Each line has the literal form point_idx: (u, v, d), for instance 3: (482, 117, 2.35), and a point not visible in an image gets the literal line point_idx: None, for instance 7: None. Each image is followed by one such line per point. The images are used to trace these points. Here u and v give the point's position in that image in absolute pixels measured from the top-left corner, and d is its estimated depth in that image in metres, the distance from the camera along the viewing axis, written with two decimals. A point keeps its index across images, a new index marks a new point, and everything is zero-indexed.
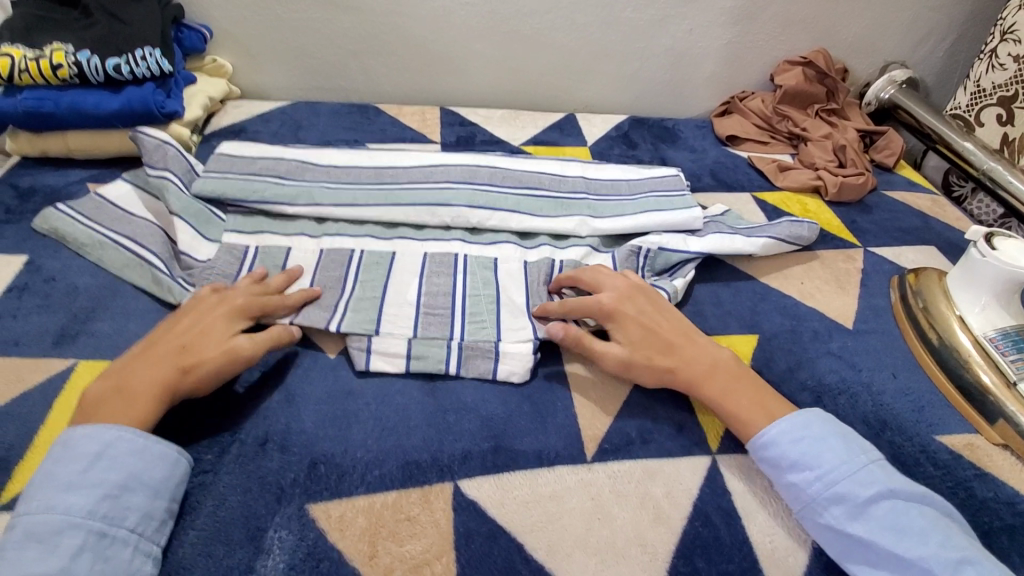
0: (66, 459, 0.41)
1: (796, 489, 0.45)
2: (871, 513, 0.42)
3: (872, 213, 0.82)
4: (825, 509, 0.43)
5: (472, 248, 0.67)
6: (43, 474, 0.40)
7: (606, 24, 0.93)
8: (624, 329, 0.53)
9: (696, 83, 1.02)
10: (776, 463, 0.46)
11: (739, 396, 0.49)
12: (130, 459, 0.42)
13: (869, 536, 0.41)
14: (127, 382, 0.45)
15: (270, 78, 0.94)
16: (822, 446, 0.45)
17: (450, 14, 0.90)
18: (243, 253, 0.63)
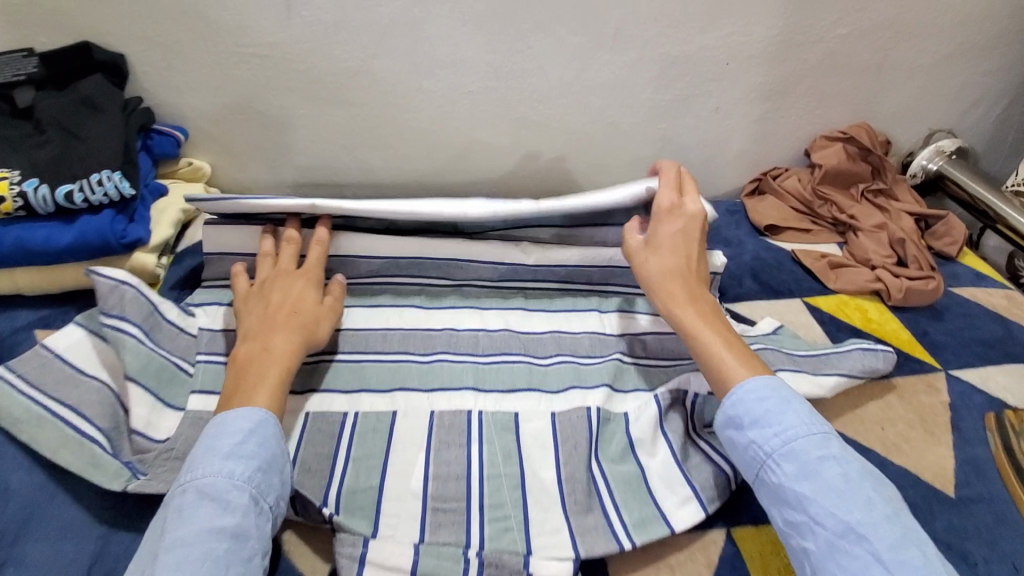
0: (221, 428, 0.45)
1: (750, 448, 0.46)
2: (817, 476, 0.42)
3: (944, 319, 0.71)
4: (774, 469, 0.44)
5: (489, 399, 0.57)
6: (201, 450, 0.44)
7: (624, 106, 0.84)
8: (672, 264, 0.57)
9: (723, 162, 0.93)
10: (733, 418, 0.48)
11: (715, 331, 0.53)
12: (274, 442, 0.46)
13: (810, 494, 0.42)
14: (251, 360, 0.52)
15: (254, 176, 0.85)
16: (785, 409, 0.46)
17: (451, 104, 0.81)
18: (211, 423, 0.54)
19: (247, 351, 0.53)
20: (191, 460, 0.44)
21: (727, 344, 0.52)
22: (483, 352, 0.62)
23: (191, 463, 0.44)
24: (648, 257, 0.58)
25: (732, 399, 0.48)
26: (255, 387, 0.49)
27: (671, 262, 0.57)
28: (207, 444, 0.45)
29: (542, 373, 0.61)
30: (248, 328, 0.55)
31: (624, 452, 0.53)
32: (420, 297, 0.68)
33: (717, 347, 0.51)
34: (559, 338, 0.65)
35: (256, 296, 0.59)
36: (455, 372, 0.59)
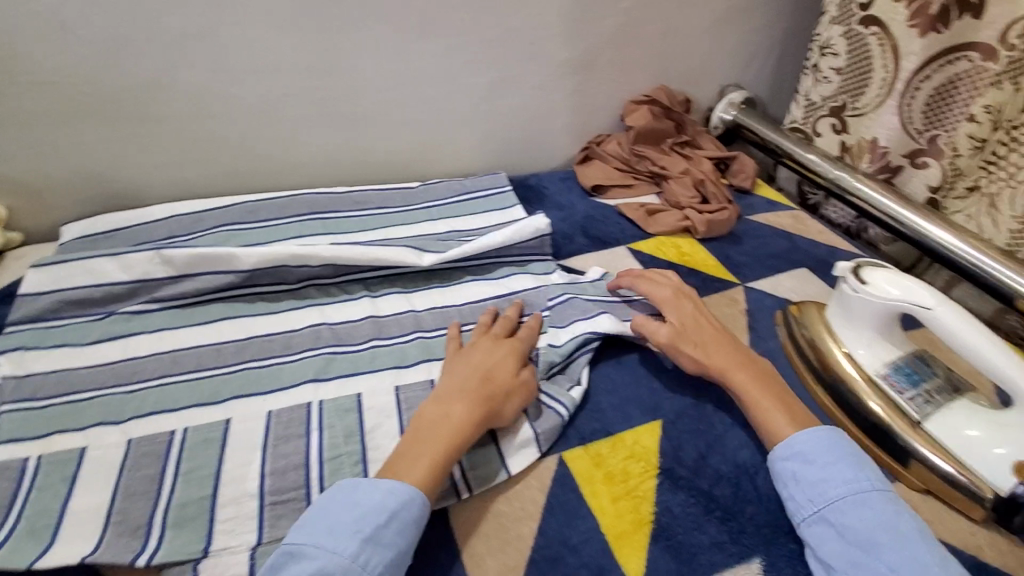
0: (350, 492, 0.44)
1: (808, 487, 0.46)
2: (889, 526, 0.42)
3: (743, 243, 0.81)
4: (840, 512, 0.44)
5: (330, 388, 0.56)
6: (341, 501, 0.43)
7: (446, 93, 0.87)
8: (700, 332, 0.57)
9: (551, 136, 0.99)
10: (801, 461, 0.47)
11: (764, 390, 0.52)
12: (414, 529, 0.43)
13: (874, 538, 0.42)
14: (415, 427, 0.48)
15: (60, 212, 0.78)
16: (857, 463, 0.46)
17: (267, 109, 0.80)
18: (15, 473, 0.49)
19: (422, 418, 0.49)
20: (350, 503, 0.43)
21: (777, 403, 0.51)
22: (322, 344, 0.61)
23: (312, 521, 0.42)
24: (668, 335, 0.57)
25: (784, 447, 0.48)
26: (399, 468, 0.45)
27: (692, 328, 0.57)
28: (347, 495, 0.44)
29: (384, 351, 0.61)
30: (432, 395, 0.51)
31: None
32: (253, 305, 0.66)
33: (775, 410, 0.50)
34: (406, 317, 0.66)
35: (453, 361, 0.54)
36: (295, 368, 0.58)
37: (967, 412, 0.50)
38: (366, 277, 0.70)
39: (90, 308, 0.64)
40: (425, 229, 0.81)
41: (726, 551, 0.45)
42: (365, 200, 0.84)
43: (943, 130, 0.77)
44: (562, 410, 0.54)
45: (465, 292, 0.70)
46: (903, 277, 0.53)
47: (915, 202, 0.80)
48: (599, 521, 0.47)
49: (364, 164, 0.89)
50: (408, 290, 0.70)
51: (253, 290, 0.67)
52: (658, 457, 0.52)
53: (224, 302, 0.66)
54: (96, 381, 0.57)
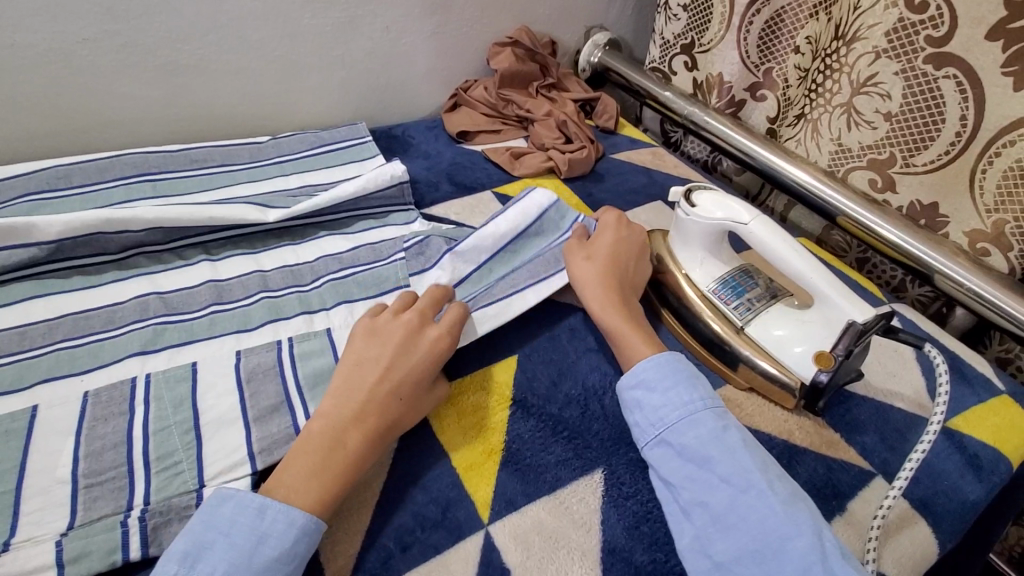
0: (310, 536, 0.39)
1: (648, 415, 0.48)
2: (718, 443, 0.45)
3: (605, 180, 0.83)
4: (674, 433, 0.46)
5: (158, 359, 0.52)
6: (288, 529, 0.39)
7: (290, 35, 0.80)
8: (608, 269, 0.58)
9: (415, 82, 0.95)
10: (643, 390, 0.49)
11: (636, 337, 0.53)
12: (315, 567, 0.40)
13: (703, 451, 0.45)
14: (349, 458, 0.43)
15: None
16: (691, 385, 0.49)
17: (69, 56, 0.69)
18: None
19: (361, 451, 0.44)
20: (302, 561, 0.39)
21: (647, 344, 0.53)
22: (154, 315, 0.56)
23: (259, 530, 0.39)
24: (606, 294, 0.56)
25: (631, 376, 0.50)
26: (308, 490, 0.41)
27: (605, 263, 0.58)
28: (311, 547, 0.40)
29: (225, 317, 0.57)
30: (384, 424, 0.45)
31: (324, 359, 0.54)
32: (70, 280, 0.59)
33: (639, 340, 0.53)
34: (249, 278, 0.62)
35: (419, 393, 0.48)
36: (118, 344, 0.53)
37: (782, 313, 0.55)
38: (203, 240, 0.64)
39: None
40: (275, 185, 0.75)
41: (570, 467, 0.48)
42: (203, 157, 0.76)
43: (776, 62, 0.83)
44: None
45: (317, 247, 0.67)
46: (726, 198, 0.57)
47: (756, 133, 0.86)
48: (452, 456, 0.47)
49: (203, 118, 0.81)
50: (256, 250, 0.65)
51: (67, 264, 0.60)
52: (511, 390, 0.53)
53: (32, 279, 0.58)
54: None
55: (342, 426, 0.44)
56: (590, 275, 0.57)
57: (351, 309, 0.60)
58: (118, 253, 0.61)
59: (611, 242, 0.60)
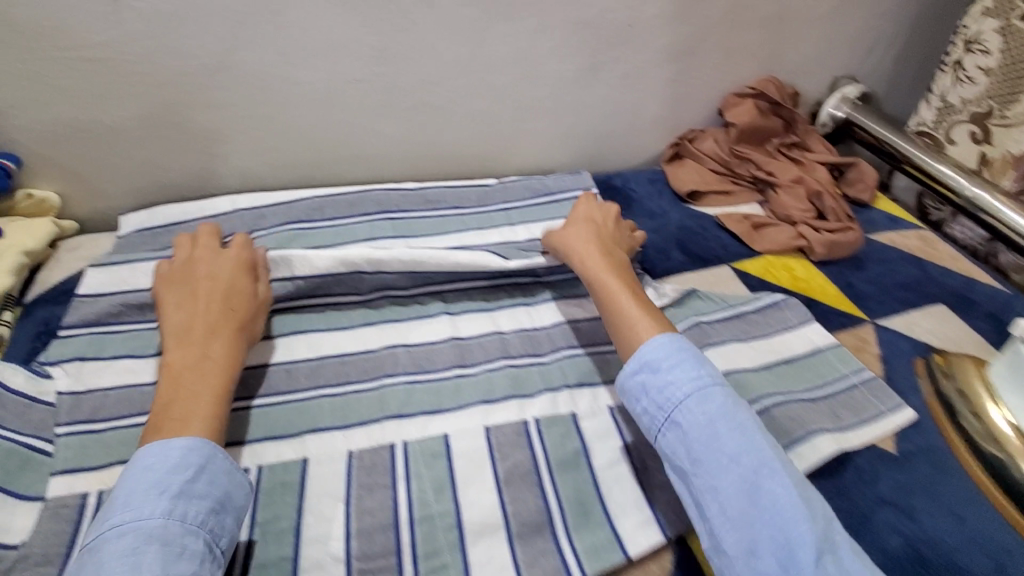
0: (195, 452, 0.42)
1: (657, 388, 0.47)
2: (728, 415, 0.45)
3: (866, 268, 0.72)
4: (686, 410, 0.46)
5: (413, 426, 0.51)
6: (189, 455, 0.41)
7: (533, 80, 0.77)
8: (590, 233, 0.63)
9: (637, 130, 0.88)
10: (648, 360, 0.49)
11: (630, 313, 0.53)
12: (227, 479, 0.42)
13: (714, 430, 0.44)
14: (227, 369, 0.49)
15: (113, 202, 0.72)
16: (718, 439, 0.44)
17: (336, 92, 0.70)
18: (81, 513, 0.45)
19: (206, 376, 0.48)
20: (214, 489, 0.41)
21: (639, 310, 0.53)
22: (402, 373, 0.55)
23: (152, 465, 0.41)
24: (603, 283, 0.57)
25: (635, 361, 0.49)
26: (207, 407, 0.46)
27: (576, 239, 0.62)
28: (230, 472, 0.42)
29: (469, 384, 0.55)
30: (230, 355, 0.50)
31: (575, 456, 0.50)
32: (328, 319, 0.60)
33: (621, 294, 0.55)
34: (488, 340, 0.59)
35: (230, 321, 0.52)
36: (373, 401, 0.53)
37: None
38: (442, 291, 0.64)
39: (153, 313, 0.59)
40: (506, 233, 0.73)
41: None
42: (437, 197, 0.76)
43: None
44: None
45: (550, 310, 0.64)
46: None
47: None
48: None
49: (435, 155, 0.80)
50: (490, 307, 0.63)
51: (321, 304, 0.61)
52: None
53: (292, 313, 0.60)
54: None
55: (198, 341, 0.50)
56: (575, 246, 0.61)
57: (596, 393, 0.55)
58: (364, 292, 0.62)
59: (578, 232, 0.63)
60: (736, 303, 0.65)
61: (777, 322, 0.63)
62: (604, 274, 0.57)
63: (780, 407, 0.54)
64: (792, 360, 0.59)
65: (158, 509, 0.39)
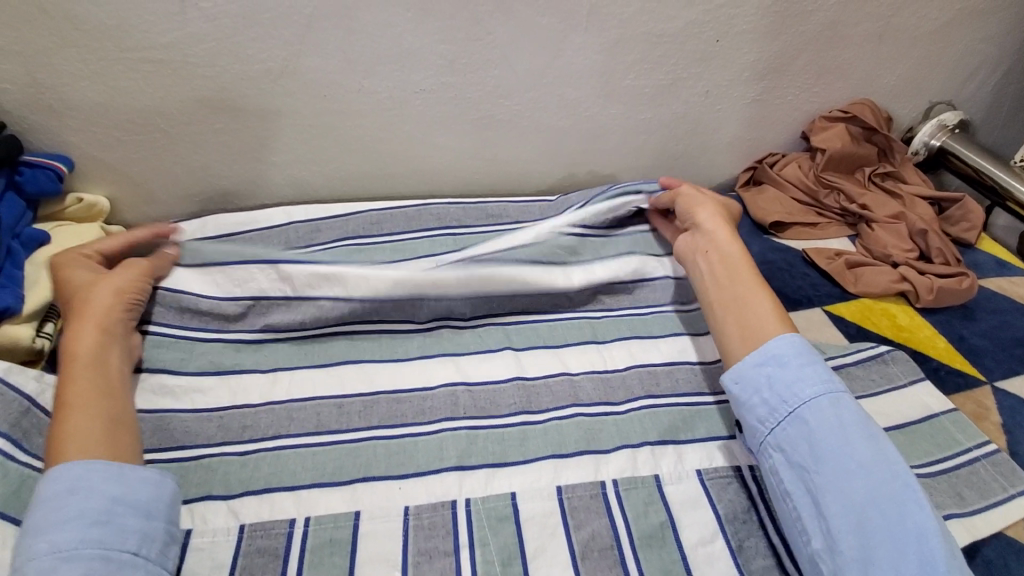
0: (72, 470, 0.39)
1: (785, 383, 0.46)
2: (860, 421, 0.43)
3: (978, 319, 0.63)
4: (812, 407, 0.44)
5: (476, 480, 0.46)
6: (60, 480, 0.39)
7: (606, 96, 0.72)
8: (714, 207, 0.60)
9: (713, 151, 0.81)
10: (779, 356, 0.47)
11: (755, 307, 0.51)
12: (111, 481, 0.40)
13: (842, 430, 0.43)
14: (85, 371, 0.45)
15: (165, 209, 0.69)
16: (845, 436, 0.43)
17: (397, 104, 0.66)
18: None
19: (64, 388, 0.43)
20: (96, 498, 0.39)
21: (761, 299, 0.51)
22: (462, 417, 0.50)
23: (46, 497, 0.38)
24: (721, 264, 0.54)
25: (758, 353, 0.48)
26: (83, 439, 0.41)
27: (697, 207, 0.59)
28: (118, 477, 0.40)
29: (536, 433, 0.49)
30: (87, 352, 0.46)
31: (661, 530, 0.44)
32: (382, 347, 0.55)
33: (752, 286, 0.52)
34: (556, 383, 0.54)
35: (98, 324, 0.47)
36: (430, 448, 0.47)
37: None
38: (503, 324, 0.59)
39: (193, 324, 0.54)
40: None
41: None
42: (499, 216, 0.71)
43: None
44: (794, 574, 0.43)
45: (622, 350, 0.57)
46: None
47: None
48: None
49: (496, 173, 0.75)
50: (556, 345, 0.58)
51: (376, 332, 0.57)
52: None
53: (344, 341, 0.56)
54: (200, 434, 0.48)
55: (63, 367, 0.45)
56: (697, 213, 0.59)
57: (679, 454, 0.49)
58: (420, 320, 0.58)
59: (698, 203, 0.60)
60: (836, 352, 0.57)
61: (884, 376, 0.55)
62: (732, 247, 0.55)
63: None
64: (906, 426, 0.51)
65: (37, 546, 0.36)
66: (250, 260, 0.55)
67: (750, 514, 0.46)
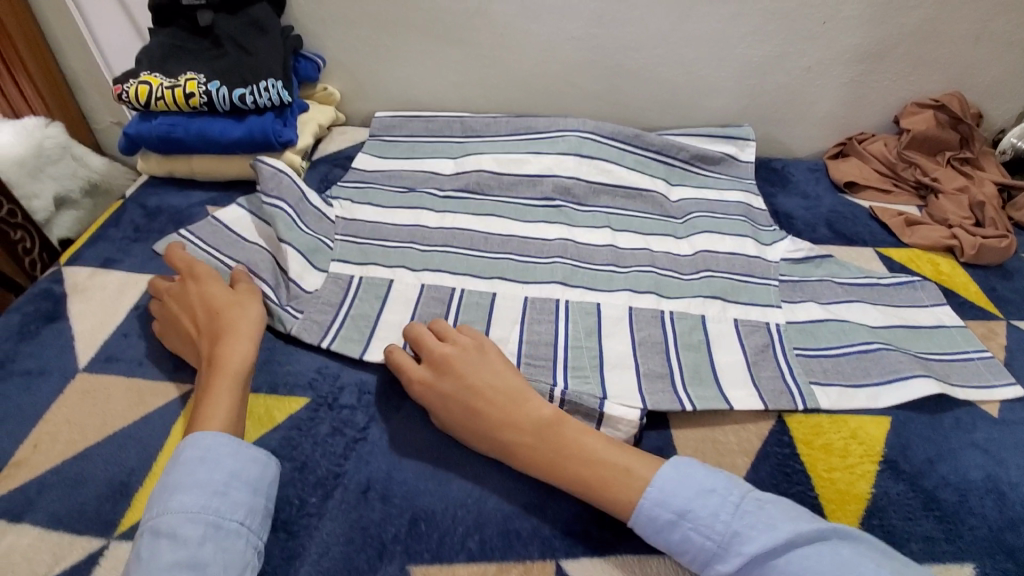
0: (207, 443, 0.44)
1: (702, 548, 0.42)
2: (773, 525, 0.41)
3: (1014, 279, 0.73)
4: (712, 530, 0.42)
5: (574, 292, 0.65)
6: (196, 448, 0.43)
7: (721, 59, 0.88)
8: (461, 350, 0.51)
9: (807, 123, 0.95)
10: (674, 514, 0.42)
11: (585, 455, 0.45)
12: (234, 455, 0.44)
13: (762, 545, 0.40)
14: (230, 342, 0.50)
15: (373, 106, 0.95)
16: (765, 546, 0.40)
17: (553, 47, 0.87)
18: (348, 282, 0.64)
19: (209, 387, 0.48)
20: (219, 473, 0.42)
21: (589, 450, 0.46)
22: (569, 259, 0.70)
23: (181, 459, 0.43)
24: (518, 427, 0.47)
25: (641, 522, 0.43)
26: (226, 407, 0.47)
27: (477, 380, 0.49)
28: (237, 451, 0.44)
29: (620, 277, 0.68)
30: (228, 360, 0.49)
31: (698, 342, 0.61)
32: (518, 212, 0.77)
33: (566, 444, 0.46)
34: (640, 254, 0.72)
35: (211, 327, 0.52)
36: (544, 270, 0.68)
37: None
38: (607, 213, 0.78)
39: (395, 184, 0.80)
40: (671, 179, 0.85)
41: (938, 547, 0.47)
42: None
43: None
44: (791, 385, 0.57)
45: (693, 243, 0.74)
46: None
47: None
48: (817, 489, 0.50)
49: (618, 112, 0.94)
50: (644, 233, 0.76)
51: (513, 203, 0.78)
52: (883, 448, 0.53)
53: (492, 204, 0.78)
54: (395, 236, 0.70)
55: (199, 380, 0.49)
56: (432, 402, 0.49)
57: (724, 306, 0.65)
58: (546, 199, 0.78)
59: (480, 378, 0.49)
60: (875, 275, 0.71)
61: (909, 297, 0.68)
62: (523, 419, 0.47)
63: (889, 352, 0.60)
64: (915, 327, 0.65)
65: (166, 504, 0.41)
66: (437, 155, 0.85)
67: (768, 348, 0.61)
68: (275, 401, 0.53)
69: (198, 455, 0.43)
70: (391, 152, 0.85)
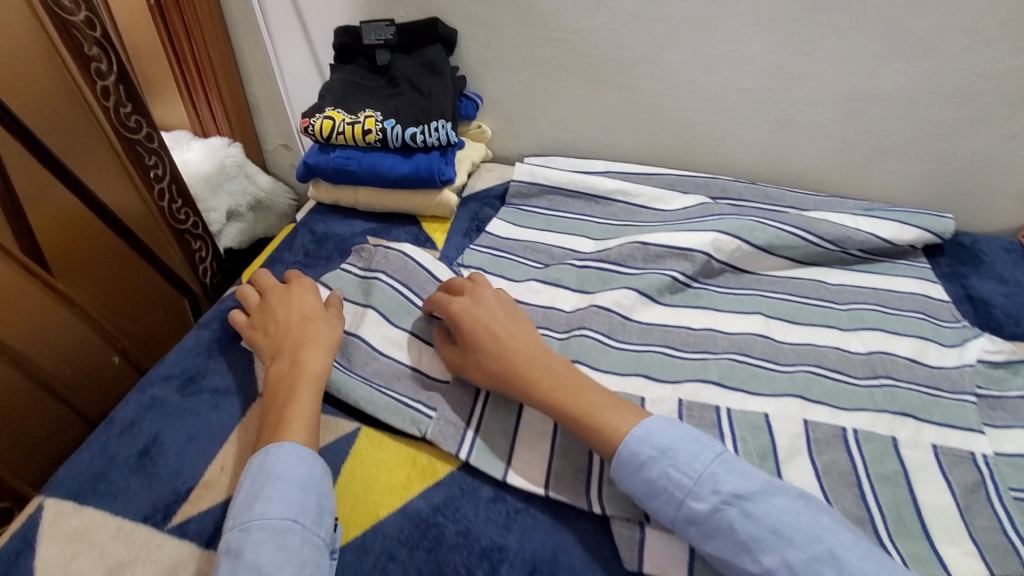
0: (276, 455, 0.47)
1: (677, 484, 0.45)
2: (749, 477, 0.45)
3: None
4: (683, 465, 0.45)
5: (734, 398, 0.59)
6: (266, 456, 0.47)
7: (909, 121, 0.80)
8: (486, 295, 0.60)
9: (1005, 194, 0.83)
10: (657, 453, 0.46)
11: (590, 400, 0.51)
12: (281, 457, 0.47)
13: (734, 481, 0.44)
14: (320, 355, 0.55)
15: (524, 145, 0.96)
16: (734, 481, 0.44)
17: (718, 97, 0.84)
18: None
19: (295, 396, 0.52)
20: (265, 483, 0.45)
21: (595, 397, 0.52)
22: (732, 332, 0.66)
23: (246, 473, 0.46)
24: (536, 363, 0.54)
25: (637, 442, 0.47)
26: (304, 427, 0.50)
27: (493, 317, 0.57)
28: (286, 453, 0.47)
29: (790, 351, 0.64)
30: (314, 372, 0.54)
31: (895, 475, 0.53)
32: (661, 288, 0.69)
33: (574, 383, 0.53)
34: (812, 332, 0.66)
35: (301, 335, 0.57)
36: (707, 340, 0.65)
37: None
38: (770, 280, 0.73)
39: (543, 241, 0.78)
40: None
41: None
42: (777, 196, 0.82)
43: None
44: (1017, 542, 0.49)
45: (863, 340, 0.65)
46: None
47: None
48: None
49: (779, 170, 0.89)
50: (814, 304, 0.70)
51: None
52: None
53: None
54: (541, 300, 0.69)
55: (281, 389, 0.53)
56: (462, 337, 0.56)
57: (918, 428, 0.57)
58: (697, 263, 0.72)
59: (490, 312, 0.57)
60: None
61: None
62: (540, 358, 0.54)
63: None
64: None
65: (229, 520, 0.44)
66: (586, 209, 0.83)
67: (980, 487, 0.52)
68: (430, 450, 0.54)
69: (261, 461, 0.47)
70: (536, 200, 0.84)
